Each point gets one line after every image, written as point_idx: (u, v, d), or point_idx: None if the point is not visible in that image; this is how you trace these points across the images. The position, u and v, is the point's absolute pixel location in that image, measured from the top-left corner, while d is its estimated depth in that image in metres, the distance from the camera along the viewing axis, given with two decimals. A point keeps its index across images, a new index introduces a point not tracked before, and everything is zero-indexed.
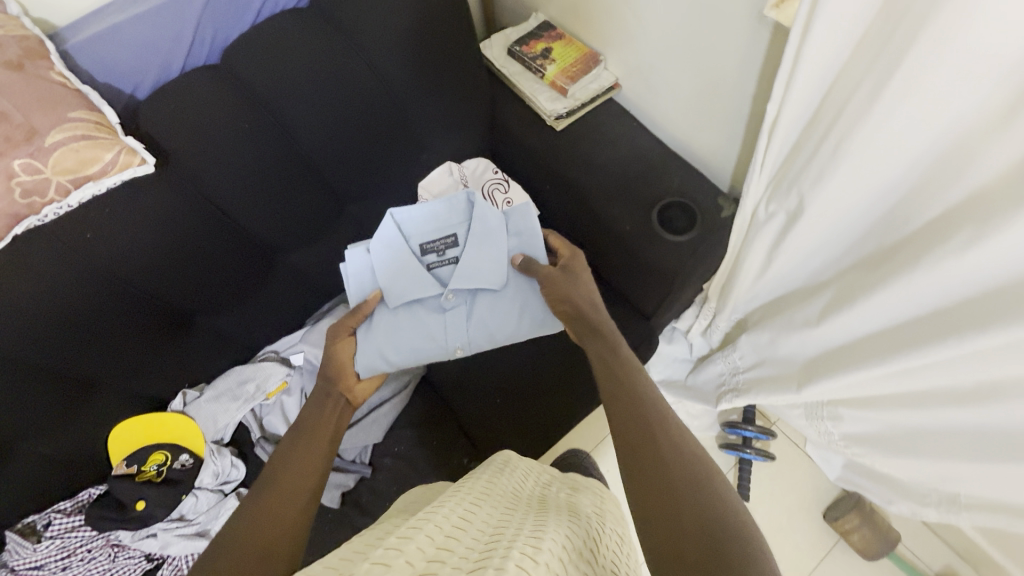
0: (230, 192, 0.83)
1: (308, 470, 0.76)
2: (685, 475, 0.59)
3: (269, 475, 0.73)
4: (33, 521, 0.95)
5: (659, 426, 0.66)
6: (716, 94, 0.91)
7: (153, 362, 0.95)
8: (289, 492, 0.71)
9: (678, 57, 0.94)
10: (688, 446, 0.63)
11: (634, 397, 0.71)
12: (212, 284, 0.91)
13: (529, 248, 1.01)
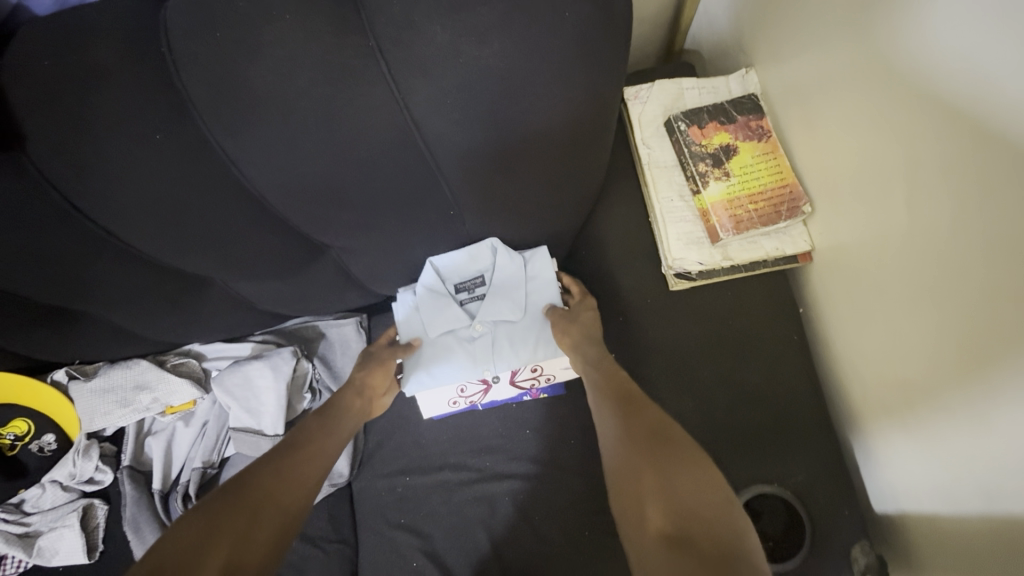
0: (125, 210, 0.53)
1: (328, 448, 0.65)
2: (650, 455, 0.51)
3: (292, 447, 0.63)
4: None
5: (614, 401, 0.58)
6: (941, 374, 0.49)
7: (29, 338, 0.72)
8: (296, 479, 0.60)
9: (919, 290, 0.50)
10: (643, 410, 0.56)
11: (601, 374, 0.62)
12: (103, 290, 0.65)
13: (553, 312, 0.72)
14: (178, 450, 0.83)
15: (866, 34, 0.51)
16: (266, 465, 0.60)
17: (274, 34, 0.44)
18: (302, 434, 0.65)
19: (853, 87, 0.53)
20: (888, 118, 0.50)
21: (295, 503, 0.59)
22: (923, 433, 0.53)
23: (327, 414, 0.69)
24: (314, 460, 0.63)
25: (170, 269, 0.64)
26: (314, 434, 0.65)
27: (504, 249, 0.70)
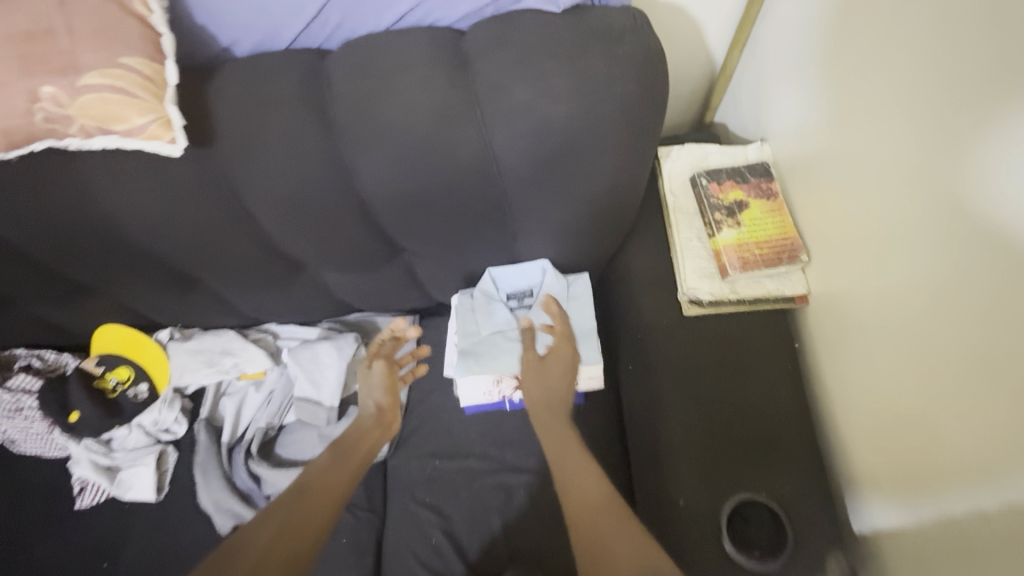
0: (264, 202, 0.69)
1: (335, 488, 0.74)
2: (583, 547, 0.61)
3: (296, 498, 0.72)
4: (13, 355, 1.01)
5: (573, 471, 0.69)
6: (923, 412, 0.57)
7: (152, 298, 0.89)
8: (299, 530, 0.68)
9: (905, 333, 0.59)
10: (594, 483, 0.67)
11: (564, 446, 0.72)
12: (225, 265, 0.81)
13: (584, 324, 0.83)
14: (245, 412, 0.96)
15: (905, 155, 0.56)
16: (266, 526, 0.68)
17: (403, 85, 0.62)
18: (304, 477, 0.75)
19: (880, 189, 0.60)
20: (903, 216, 0.57)
21: (297, 547, 0.67)
22: (903, 461, 0.60)
23: (334, 460, 0.77)
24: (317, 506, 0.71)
25: (278, 254, 0.80)
26: (321, 476, 0.75)
27: (553, 271, 0.84)
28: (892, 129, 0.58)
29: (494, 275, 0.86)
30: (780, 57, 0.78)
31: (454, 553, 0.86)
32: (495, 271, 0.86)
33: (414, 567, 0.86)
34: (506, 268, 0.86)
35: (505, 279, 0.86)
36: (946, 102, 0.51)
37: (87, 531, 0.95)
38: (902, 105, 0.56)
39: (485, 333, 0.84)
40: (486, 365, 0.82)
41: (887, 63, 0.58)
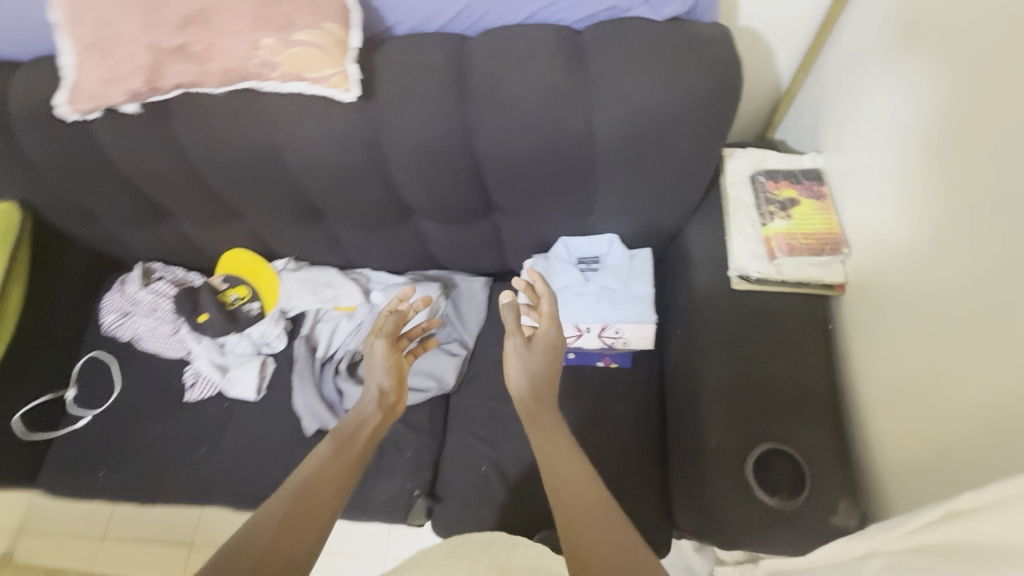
0: (399, 150, 0.86)
1: (338, 474, 0.68)
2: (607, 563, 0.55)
3: (305, 485, 0.65)
4: (154, 267, 1.22)
5: (576, 481, 0.65)
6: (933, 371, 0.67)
7: (280, 228, 1.07)
8: (307, 513, 0.62)
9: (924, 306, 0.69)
10: (595, 498, 0.62)
11: (559, 453, 0.69)
12: (348, 204, 0.98)
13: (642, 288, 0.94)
14: (337, 335, 1.13)
15: (935, 154, 0.68)
16: (270, 514, 0.61)
17: (528, 66, 0.78)
18: (301, 472, 0.67)
19: (941, 200, 0.67)
20: (932, 205, 0.68)
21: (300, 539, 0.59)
22: (914, 419, 0.70)
23: (336, 453, 0.71)
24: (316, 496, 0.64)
25: (393, 201, 0.96)
26: (322, 465, 0.68)
27: (620, 244, 0.97)
28: (925, 133, 0.70)
29: (567, 243, 1.00)
30: (840, 82, 0.90)
31: (502, 479, 0.99)
32: (569, 240, 1.00)
33: (466, 487, 0.99)
34: (579, 238, 0.99)
35: (577, 246, 0.99)
36: (968, 110, 0.63)
37: (194, 420, 1.12)
38: (934, 113, 0.68)
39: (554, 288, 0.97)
40: None
41: (927, 79, 0.70)
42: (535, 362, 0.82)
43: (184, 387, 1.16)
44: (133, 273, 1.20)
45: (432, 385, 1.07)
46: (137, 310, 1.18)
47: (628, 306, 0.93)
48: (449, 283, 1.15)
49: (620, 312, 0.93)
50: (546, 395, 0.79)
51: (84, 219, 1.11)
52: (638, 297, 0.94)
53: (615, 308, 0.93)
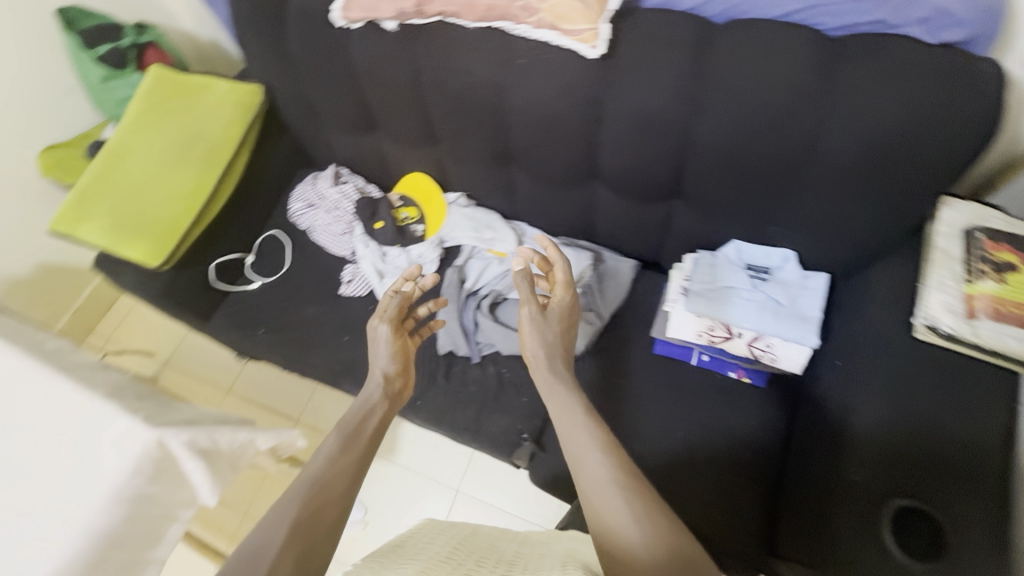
0: (615, 116, 0.90)
1: (344, 470, 0.74)
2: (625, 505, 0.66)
3: (315, 486, 0.70)
4: (342, 171, 1.36)
5: (583, 450, 0.74)
6: None
7: (467, 164, 1.16)
8: (323, 508, 0.68)
9: None
10: (612, 475, 0.70)
11: (565, 423, 0.79)
12: (541, 157, 1.04)
13: (809, 308, 0.92)
14: (485, 273, 1.18)
15: None
16: (286, 507, 0.67)
17: (776, 61, 0.79)
18: (313, 467, 0.73)
19: None
20: None
21: (328, 520, 0.67)
22: None
23: (342, 449, 0.77)
24: (329, 487, 0.70)
25: (581, 163, 1.02)
26: (331, 463, 0.74)
27: (794, 263, 0.97)
28: None
29: (739, 248, 1.00)
30: None
31: None
32: (742, 246, 1.00)
33: None
34: (752, 247, 0.99)
35: (748, 253, 0.99)
36: None
37: (343, 311, 1.25)
38: None
39: (717, 285, 0.97)
40: (711, 307, 0.94)
41: None
42: (549, 331, 0.90)
43: (340, 281, 1.29)
44: (325, 173, 1.35)
45: None
46: (320, 205, 1.33)
47: (791, 321, 0.91)
48: (600, 256, 1.18)
49: (783, 324, 0.90)
50: (560, 360, 0.89)
51: (304, 114, 1.27)
52: (804, 317, 0.91)
53: (777, 320, 0.91)
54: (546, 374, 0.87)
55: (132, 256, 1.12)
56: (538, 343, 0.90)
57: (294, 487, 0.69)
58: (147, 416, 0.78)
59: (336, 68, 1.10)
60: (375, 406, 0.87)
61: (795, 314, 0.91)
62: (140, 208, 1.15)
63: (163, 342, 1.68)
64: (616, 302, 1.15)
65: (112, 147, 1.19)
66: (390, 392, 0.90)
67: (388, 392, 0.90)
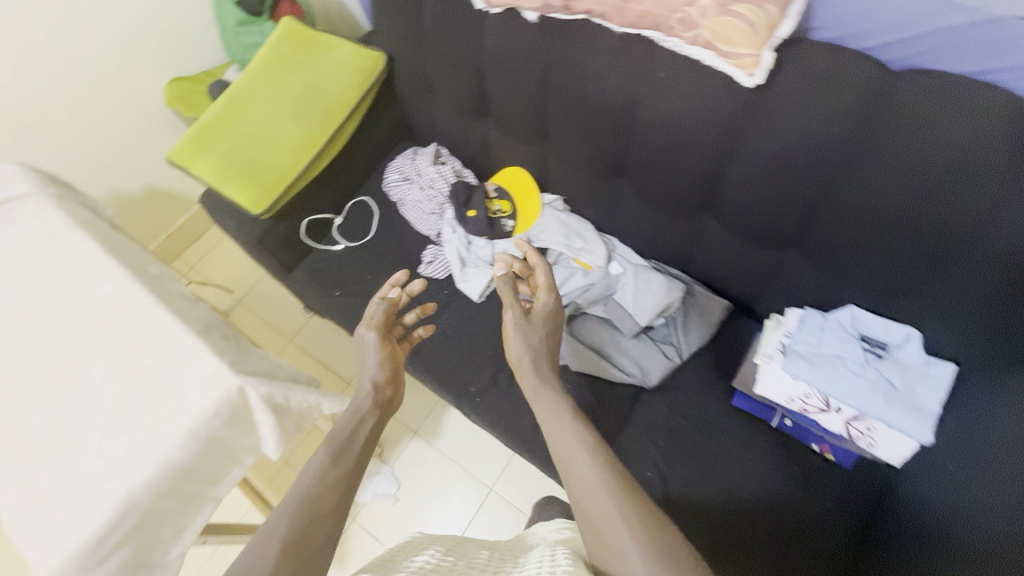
0: (754, 148, 0.84)
1: (334, 484, 0.71)
2: (606, 501, 0.68)
3: (306, 502, 0.67)
4: (442, 151, 1.34)
5: (570, 453, 0.75)
6: None
7: (574, 169, 1.12)
8: (314, 525, 0.65)
9: None
10: (604, 479, 0.70)
11: (555, 428, 0.78)
12: (656, 177, 0.99)
13: (926, 400, 0.82)
14: (569, 283, 1.14)
15: None
16: (281, 522, 0.64)
17: (962, 124, 0.70)
18: (304, 480, 0.70)
19: None
20: None
21: (320, 534, 0.65)
22: None
23: (332, 460, 0.74)
24: (320, 501, 0.68)
25: (699, 190, 0.96)
26: (321, 478, 0.71)
27: (917, 344, 0.86)
28: None
29: (854, 315, 0.91)
30: None
31: (662, 495, 0.97)
32: (859, 313, 0.91)
33: None
34: (871, 317, 0.90)
35: (865, 323, 0.90)
36: None
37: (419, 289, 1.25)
38: None
39: (824, 351, 0.89)
40: (813, 375, 0.87)
41: None
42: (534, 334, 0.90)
43: (420, 260, 1.29)
44: (426, 150, 1.34)
45: (635, 373, 1.06)
46: (416, 180, 1.32)
47: (905, 411, 0.82)
48: (691, 289, 1.12)
49: (894, 413, 0.82)
50: (546, 364, 0.88)
51: (418, 89, 1.27)
52: (920, 409, 0.82)
53: (888, 406, 0.82)
54: (531, 378, 0.86)
55: (237, 198, 1.16)
56: (523, 346, 0.89)
57: (284, 502, 0.66)
58: (233, 363, 0.80)
59: (463, 48, 1.09)
60: (365, 417, 0.84)
61: (910, 404, 0.82)
62: (250, 153, 1.19)
63: (239, 280, 1.76)
64: (700, 342, 1.08)
65: (235, 93, 1.24)
66: (380, 402, 0.87)
67: (379, 402, 0.87)
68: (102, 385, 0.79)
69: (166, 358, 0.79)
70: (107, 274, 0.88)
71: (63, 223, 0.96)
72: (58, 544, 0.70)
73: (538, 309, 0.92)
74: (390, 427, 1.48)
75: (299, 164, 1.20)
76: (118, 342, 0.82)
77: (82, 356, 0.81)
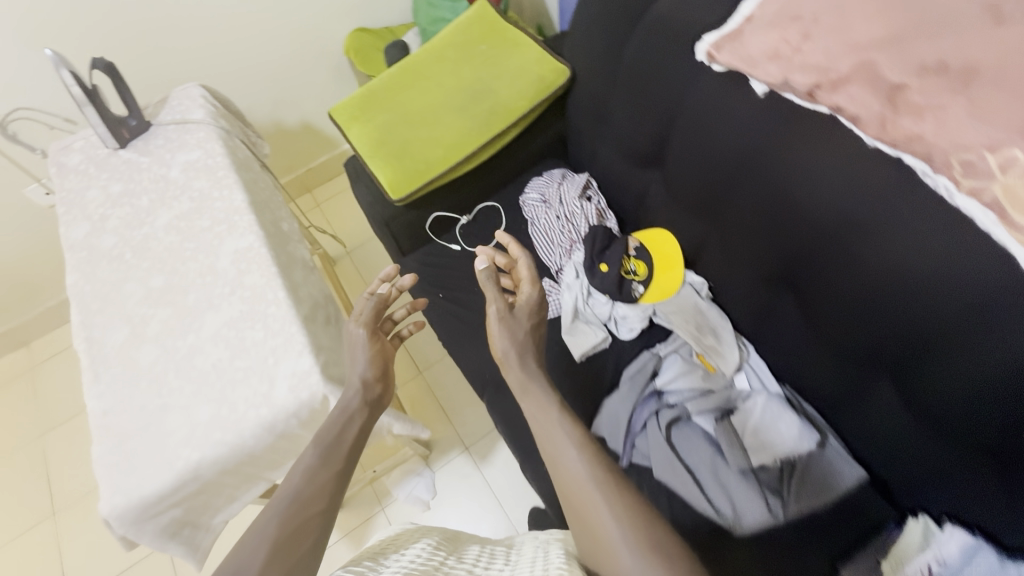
0: (993, 342, 0.63)
1: (325, 484, 0.66)
2: (584, 495, 0.69)
3: (297, 502, 0.63)
4: (591, 185, 1.24)
5: (552, 445, 0.75)
6: None
7: (740, 263, 0.97)
8: (307, 522, 0.62)
9: None
10: (589, 476, 0.70)
11: (540, 420, 0.78)
12: (837, 313, 0.81)
13: None
14: (681, 380, 0.99)
15: None
16: (267, 532, 0.60)
17: None
18: (294, 480, 0.65)
19: None
20: None
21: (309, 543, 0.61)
22: None
23: (321, 459, 0.68)
24: (309, 505, 0.63)
25: (885, 351, 0.76)
26: (312, 477, 0.66)
27: None
28: None
29: None
30: None
31: None
32: None
33: None
34: None
35: None
36: None
37: None
38: None
39: None
40: None
41: None
42: (520, 328, 0.86)
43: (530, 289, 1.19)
44: (576, 177, 1.24)
45: (727, 512, 0.89)
46: (554, 207, 1.22)
47: None
48: (823, 441, 0.92)
49: None
50: (530, 358, 0.85)
51: (594, 115, 1.17)
52: None
53: None
54: (516, 373, 0.83)
55: (381, 175, 1.13)
56: (503, 340, 0.85)
57: (272, 503, 0.62)
58: (325, 366, 0.77)
59: (663, 91, 0.97)
60: (353, 415, 0.74)
61: None
62: (406, 133, 1.15)
63: (353, 235, 1.79)
64: (815, 508, 0.88)
65: (413, 71, 1.22)
66: (371, 399, 0.76)
67: (369, 398, 0.75)
68: (206, 343, 0.80)
69: (268, 338, 0.79)
70: (245, 230, 0.89)
71: (223, 162, 0.99)
72: (117, 489, 0.70)
73: (523, 304, 0.89)
74: (444, 434, 1.44)
75: (447, 155, 1.13)
76: (233, 304, 0.82)
77: (200, 306, 0.83)
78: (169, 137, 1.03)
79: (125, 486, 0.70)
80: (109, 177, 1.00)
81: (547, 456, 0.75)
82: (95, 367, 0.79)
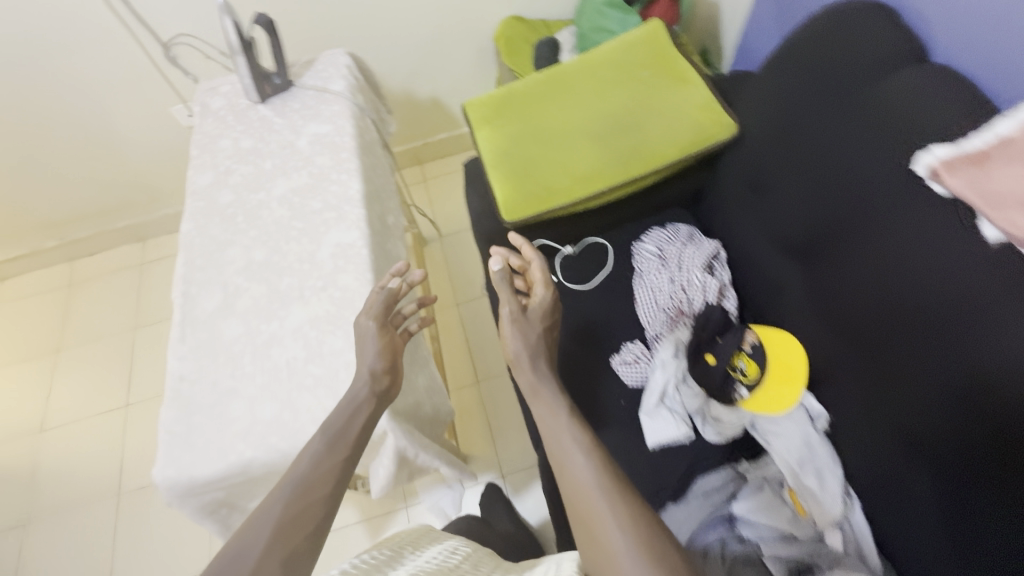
0: None
1: (330, 471, 0.62)
2: (585, 501, 0.70)
3: (301, 488, 0.60)
4: (718, 255, 1.10)
5: (558, 446, 0.76)
6: None
7: (873, 399, 0.81)
8: (312, 505, 0.59)
9: None
10: (595, 479, 0.71)
11: (550, 422, 0.79)
12: (991, 505, 0.64)
13: None
14: (760, 516, 0.87)
15: None
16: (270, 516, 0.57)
17: None
18: (298, 468, 0.62)
19: None
20: None
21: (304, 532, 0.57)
22: None
23: (329, 446, 0.64)
24: (310, 492, 0.60)
25: None
26: (317, 463, 0.63)
27: None
28: None
29: None
30: None
31: None
32: None
33: None
34: None
35: None
36: None
37: (596, 381, 1.05)
38: None
39: None
40: None
41: None
42: (533, 331, 0.89)
43: (616, 350, 1.08)
44: (704, 243, 1.10)
45: None
46: (671, 269, 1.09)
47: None
48: None
49: None
50: (542, 363, 0.87)
51: (748, 184, 1.02)
52: None
53: None
54: (527, 376, 0.86)
55: (498, 190, 1.06)
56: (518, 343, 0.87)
57: (276, 489, 0.60)
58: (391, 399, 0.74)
59: (850, 194, 0.81)
60: (361, 407, 0.68)
61: None
62: (535, 150, 1.06)
63: (449, 222, 1.75)
64: None
65: (560, 84, 1.13)
66: (380, 391, 0.69)
67: (377, 390, 0.69)
68: (285, 336, 0.78)
69: (344, 351, 0.75)
70: (351, 225, 0.86)
71: (349, 143, 0.96)
72: (167, 461, 0.70)
73: (536, 306, 0.91)
74: (482, 454, 1.40)
75: (572, 187, 1.03)
76: (320, 302, 0.80)
77: (289, 294, 0.81)
78: (306, 103, 1.02)
79: (177, 462, 0.70)
80: (243, 131, 1.00)
81: (553, 457, 0.76)
82: (183, 327, 0.80)
